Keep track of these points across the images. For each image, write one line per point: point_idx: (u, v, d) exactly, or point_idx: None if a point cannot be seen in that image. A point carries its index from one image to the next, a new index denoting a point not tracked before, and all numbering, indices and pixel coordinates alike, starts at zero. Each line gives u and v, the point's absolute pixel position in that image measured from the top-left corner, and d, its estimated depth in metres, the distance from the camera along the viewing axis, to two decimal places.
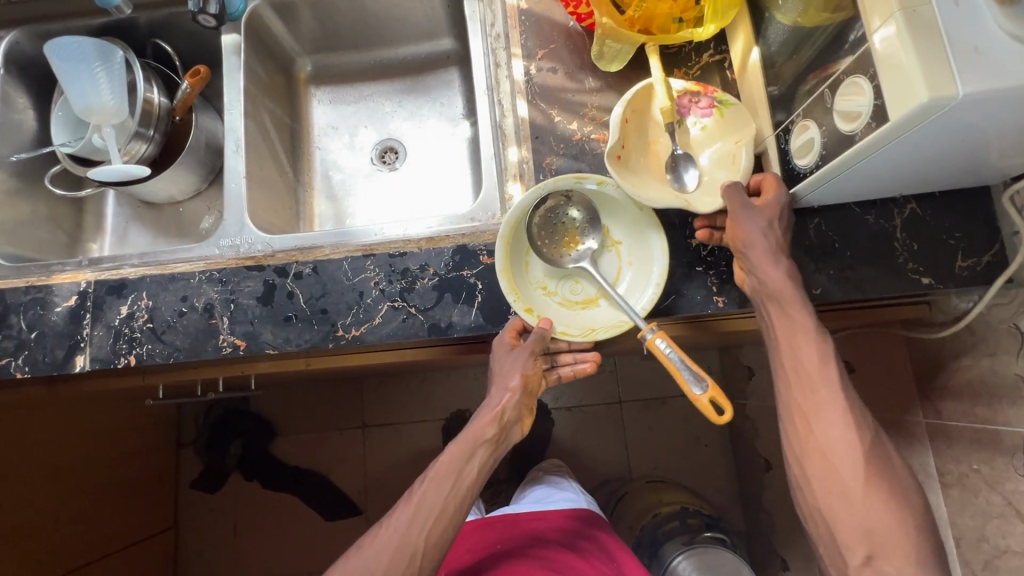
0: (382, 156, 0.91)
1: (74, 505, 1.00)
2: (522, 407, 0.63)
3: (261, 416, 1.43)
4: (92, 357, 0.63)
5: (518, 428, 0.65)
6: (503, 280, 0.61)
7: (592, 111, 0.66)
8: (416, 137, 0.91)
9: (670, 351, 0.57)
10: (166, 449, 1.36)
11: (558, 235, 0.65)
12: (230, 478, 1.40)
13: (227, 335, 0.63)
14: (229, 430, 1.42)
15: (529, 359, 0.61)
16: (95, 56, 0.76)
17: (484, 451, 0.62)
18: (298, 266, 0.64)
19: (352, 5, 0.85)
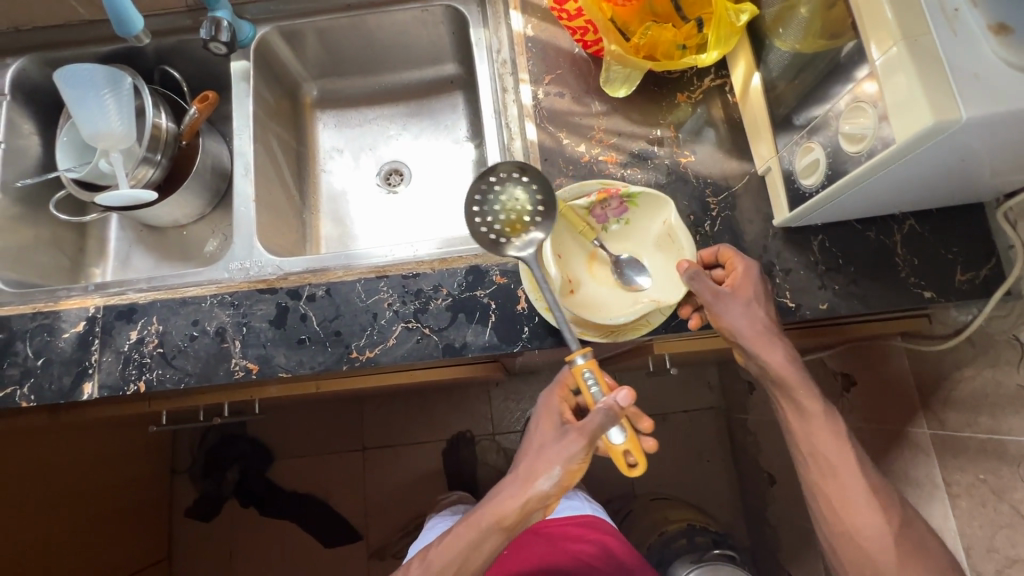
0: (387, 178, 0.92)
1: (73, 537, 0.97)
2: (551, 495, 0.58)
3: (258, 441, 1.40)
4: (101, 384, 0.63)
5: (542, 511, 0.60)
6: (525, 277, 0.62)
7: (599, 134, 0.68)
8: (420, 159, 0.92)
9: (597, 384, 0.54)
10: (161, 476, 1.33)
11: (499, 217, 0.60)
12: (226, 505, 1.37)
13: (239, 359, 0.63)
14: (226, 454, 1.39)
15: (576, 451, 0.55)
16: (103, 83, 0.76)
17: (499, 534, 0.60)
18: (310, 288, 0.64)
19: (358, 32, 0.87)
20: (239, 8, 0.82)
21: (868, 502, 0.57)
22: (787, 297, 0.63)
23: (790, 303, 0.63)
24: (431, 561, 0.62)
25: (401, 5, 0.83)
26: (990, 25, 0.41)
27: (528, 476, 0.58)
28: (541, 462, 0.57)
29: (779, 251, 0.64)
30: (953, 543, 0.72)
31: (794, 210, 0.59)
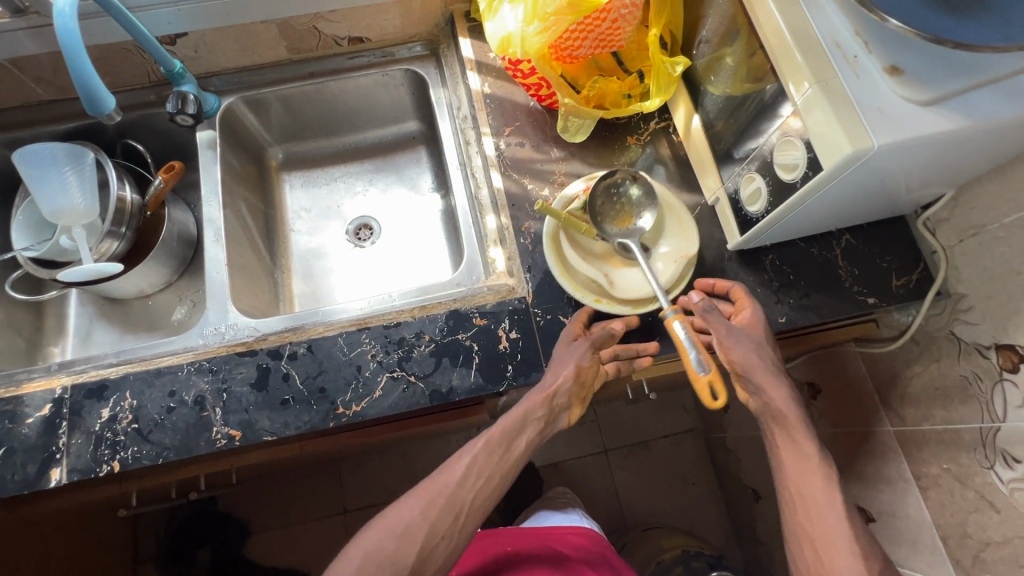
0: (357, 232, 0.94)
1: None
2: (572, 395, 0.61)
3: (231, 517, 1.32)
4: (70, 468, 0.60)
5: (566, 415, 0.62)
6: (564, 282, 0.65)
7: (560, 177, 0.73)
8: (389, 212, 0.95)
9: (687, 335, 0.57)
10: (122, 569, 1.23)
11: (608, 213, 0.67)
12: None
13: (221, 427, 0.61)
14: (195, 536, 1.30)
15: (587, 352, 0.60)
16: (65, 161, 0.77)
17: (532, 430, 0.59)
18: (292, 346, 0.64)
19: (321, 97, 0.90)
20: (204, 82, 0.85)
21: (851, 548, 0.53)
22: None
23: None
24: (467, 468, 0.56)
25: (362, 70, 0.87)
26: (885, 68, 0.48)
27: (549, 377, 0.60)
28: (561, 364, 0.59)
29: (736, 272, 0.69)
30: (931, 534, 0.75)
31: (744, 234, 0.64)
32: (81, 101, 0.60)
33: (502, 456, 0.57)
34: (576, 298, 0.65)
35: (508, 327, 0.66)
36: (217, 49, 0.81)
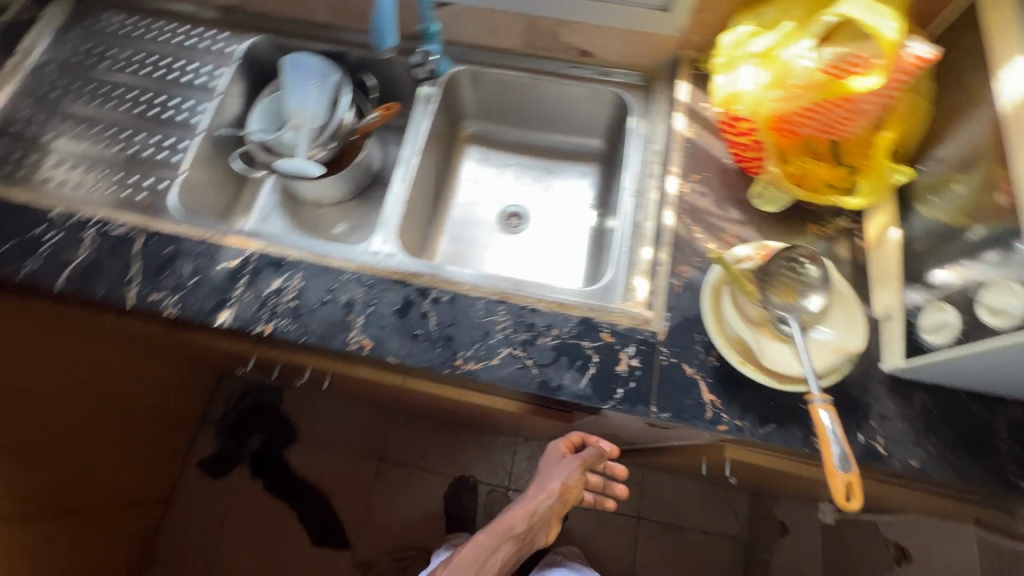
0: (507, 219, 1.00)
1: (74, 430, 1.09)
2: (549, 516, 0.80)
3: (286, 417, 1.54)
4: (235, 315, 0.70)
5: (541, 532, 0.84)
6: (715, 336, 0.67)
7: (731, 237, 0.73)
8: (542, 211, 1.01)
9: (833, 427, 0.56)
10: (190, 421, 1.46)
11: (776, 282, 0.65)
12: (238, 467, 1.50)
13: (358, 333, 0.69)
14: (255, 422, 1.54)
15: (575, 471, 0.78)
16: (316, 74, 0.91)
17: (507, 546, 0.80)
18: (438, 291, 0.71)
19: (529, 92, 0.97)
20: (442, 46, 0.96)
21: None
22: (879, 442, 0.63)
23: (881, 450, 0.63)
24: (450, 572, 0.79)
25: (576, 79, 0.93)
26: None
27: (528, 498, 0.80)
28: (546, 483, 0.79)
29: (881, 395, 0.65)
30: None
31: (909, 360, 0.61)
32: (371, 36, 0.80)
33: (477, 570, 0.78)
34: (723, 355, 0.66)
35: (631, 353, 0.68)
36: (465, 24, 0.91)
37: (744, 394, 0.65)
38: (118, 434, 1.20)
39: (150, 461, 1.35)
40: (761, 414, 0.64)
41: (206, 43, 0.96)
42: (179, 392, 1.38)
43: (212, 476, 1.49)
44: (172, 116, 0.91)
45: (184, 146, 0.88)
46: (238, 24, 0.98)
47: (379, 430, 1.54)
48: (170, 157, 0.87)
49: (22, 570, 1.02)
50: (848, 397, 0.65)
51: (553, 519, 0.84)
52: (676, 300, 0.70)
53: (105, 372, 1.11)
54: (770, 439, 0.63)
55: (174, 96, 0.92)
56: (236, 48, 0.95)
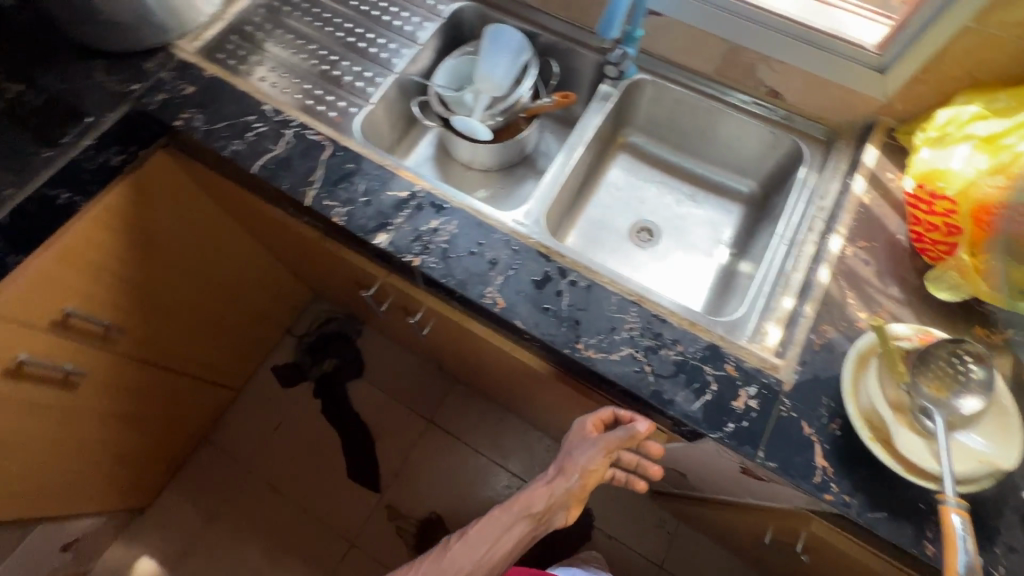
0: (638, 233, 1.03)
1: (199, 299, 1.22)
2: (569, 496, 0.72)
3: (359, 353, 1.64)
4: (391, 240, 0.75)
5: (561, 513, 0.74)
6: (849, 405, 0.63)
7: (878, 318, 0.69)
8: (673, 236, 1.02)
9: (962, 534, 0.53)
10: (276, 326, 1.58)
11: (932, 371, 0.61)
12: (305, 382, 1.60)
13: (494, 291, 0.72)
14: (331, 347, 1.64)
15: (600, 455, 0.70)
16: (512, 50, 0.95)
17: (523, 526, 0.70)
18: (577, 275, 0.73)
19: (703, 117, 0.97)
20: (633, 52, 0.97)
21: None
22: (999, 572, 0.58)
23: None
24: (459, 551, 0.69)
25: (757, 117, 0.91)
26: None
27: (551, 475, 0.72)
28: (570, 461, 0.72)
29: (1014, 526, 0.60)
30: None
31: None
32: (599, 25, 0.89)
33: (487, 550, 0.69)
34: (854, 427, 0.62)
35: (751, 393, 0.66)
36: (666, 36, 0.91)
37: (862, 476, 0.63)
38: (222, 315, 1.32)
39: (237, 349, 1.47)
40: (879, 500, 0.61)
41: None
42: (276, 296, 1.49)
43: (282, 384, 1.60)
44: (375, 54, 0.99)
45: (376, 82, 0.96)
46: None
47: (438, 392, 1.59)
48: (363, 88, 0.95)
49: (120, 404, 1.16)
50: (976, 514, 0.60)
51: (576, 499, 0.75)
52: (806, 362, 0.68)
53: (233, 261, 1.24)
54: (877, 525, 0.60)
55: (381, 37, 1.01)
56: (447, 9, 1.02)
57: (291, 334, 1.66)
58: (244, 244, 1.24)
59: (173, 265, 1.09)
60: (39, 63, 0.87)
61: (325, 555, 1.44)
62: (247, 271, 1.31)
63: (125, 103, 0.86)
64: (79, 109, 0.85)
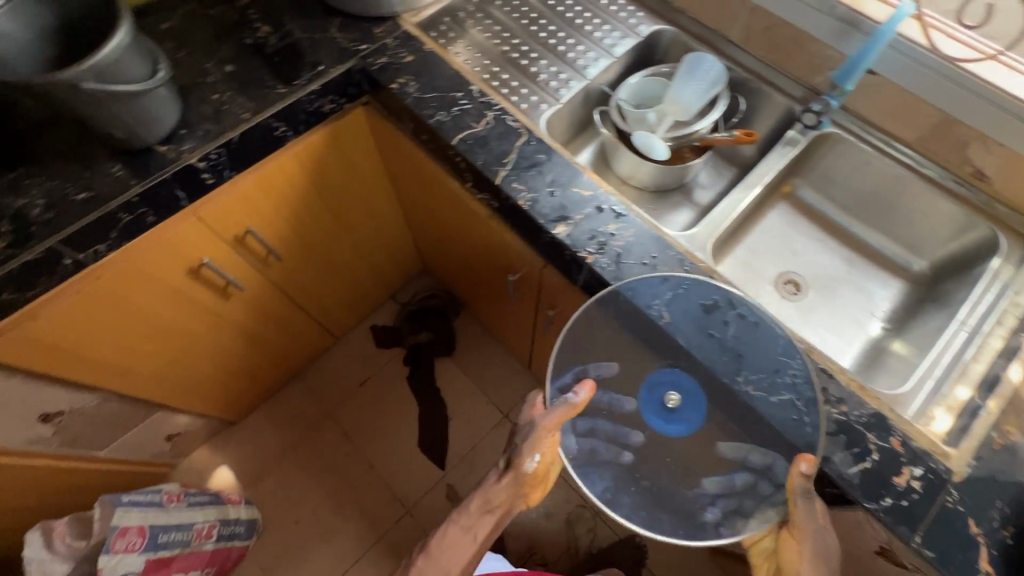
0: (784, 284, 1.01)
1: (339, 245, 1.32)
2: (530, 480, 0.73)
3: (450, 332, 1.69)
4: (569, 234, 0.78)
5: (525, 497, 0.75)
6: None
7: (673, 382, 0.74)
8: (823, 295, 0.99)
9: None
10: (385, 290, 1.67)
11: None
12: (399, 347, 1.68)
13: (660, 305, 0.73)
14: (424, 319, 1.67)
15: (546, 433, 0.70)
16: (706, 80, 0.96)
17: (494, 510, 0.73)
18: (746, 309, 0.72)
19: (888, 184, 0.95)
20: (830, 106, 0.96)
21: None
22: None
23: None
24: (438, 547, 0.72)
25: (953, 196, 0.88)
26: None
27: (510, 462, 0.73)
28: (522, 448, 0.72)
29: None
30: None
31: None
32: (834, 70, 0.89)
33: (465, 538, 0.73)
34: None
35: (916, 474, 0.63)
36: (875, 96, 0.90)
37: (728, 466, 0.68)
38: (349, 265, 1.42)
39: (350, 301, 1.56)
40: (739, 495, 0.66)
41: (624, 14, 1.08)
42: (394, 260, 1.58)
43: (377, 343, 1.68)
44: (571, 58, 1.04)
45: (567, 84, 1.01)
46: (657, 9, 1.07)
47: (518, 391, 1.62)
48: (554, 87, 1.01)
49: (253, 321, 1.26)
50: None
51: (540, 481, 0.75)
52: (647, 415, 0.73)
53: (373, 216, 1.34)
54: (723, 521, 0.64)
55: (580, 43, 1.05)
56: (648, 28, 1.05)
57: (394, 299, 1.74)
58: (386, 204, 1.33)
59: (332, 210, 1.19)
60: (289, 12, 0.98)
61: (381, 514, 1.49)
62: (380, 230, 1.41)
63: (352, 59, 0.93)
64: (315, 56, 0.93)
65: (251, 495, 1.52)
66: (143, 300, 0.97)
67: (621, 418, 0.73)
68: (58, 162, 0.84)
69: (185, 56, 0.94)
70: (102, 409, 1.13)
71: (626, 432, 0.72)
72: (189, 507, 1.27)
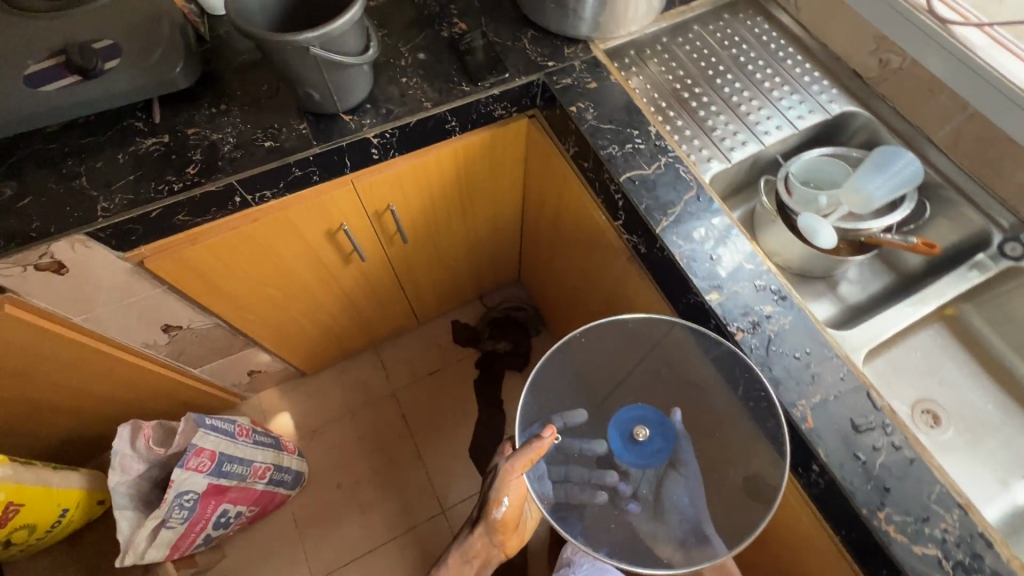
0: (922, 412, 0.91)
1: (455, 239, 1.34)
2: (507, 518, 0.80)
3: (527, 348, 1.67)
4: (721, 303, 0.74)
5: (510, 529, 0.84)
6: None
7: (638, 420, 0.85)
8: (966, 437, 0.89)
9: None
10: (477, 290, 1.69)
11: None
12: (474, 347, 1.69)
13: (806, 407, 0.68)
14: (507, 329, 1.68)
15: (508, 484, 0.75)
16: (897, 180, 0.88)
17: (483, 535, 0.85)
18: (903, 440, 0.66)
19: None
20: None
21: None
22: None
23: None
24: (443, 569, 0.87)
25: None
26: None
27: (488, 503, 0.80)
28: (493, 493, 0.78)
29: None
30: None
31: None
32: None
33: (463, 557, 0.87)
34: None
35: None
36: None
37: (680, 500, 0.78)
38: (456, 259, 1.44)
39: (444, 292, 1.59)
40: (687, 534, 0.74)
41: (816, 87, 1.03)
42: (495, 265, 1.60)
43: (454, 339, 1.70)
44: (751, 118, 1.00)
45: (741, 145, 0.97)
46: (855, 89, 1.01)
47: None
48: (727, 145, 0.97)
49: (359, 288, 1.30)
50: None
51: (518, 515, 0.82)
52: (615, 449, 0.83)
53: (495, 220, 1.35)
54: (674, 553, 0.71)
55: (763, 106, 1.01)
56: (840, 108, 0.99)
57: (481, 301, 1.75)
58: (510, 212, 1.35)
59: (464, 206, 1.21)
60: (486, 15, 1.01)
61: (417, 505, 1.50)
62: (495, 233, 1.42)
63: (537, 73, 0.94)
64: (503, 63, 0.95)
65: (303, 447, 1.57)
66: (281, 247, 1.02)
67: (593, 459, 0.83)
68: (254, 108, 0.90)
69: (384, 36, 0.98)
70: (210, 334, 1.21)
71: (599, 473, 0.81)
72: (253, 445, 1.30)
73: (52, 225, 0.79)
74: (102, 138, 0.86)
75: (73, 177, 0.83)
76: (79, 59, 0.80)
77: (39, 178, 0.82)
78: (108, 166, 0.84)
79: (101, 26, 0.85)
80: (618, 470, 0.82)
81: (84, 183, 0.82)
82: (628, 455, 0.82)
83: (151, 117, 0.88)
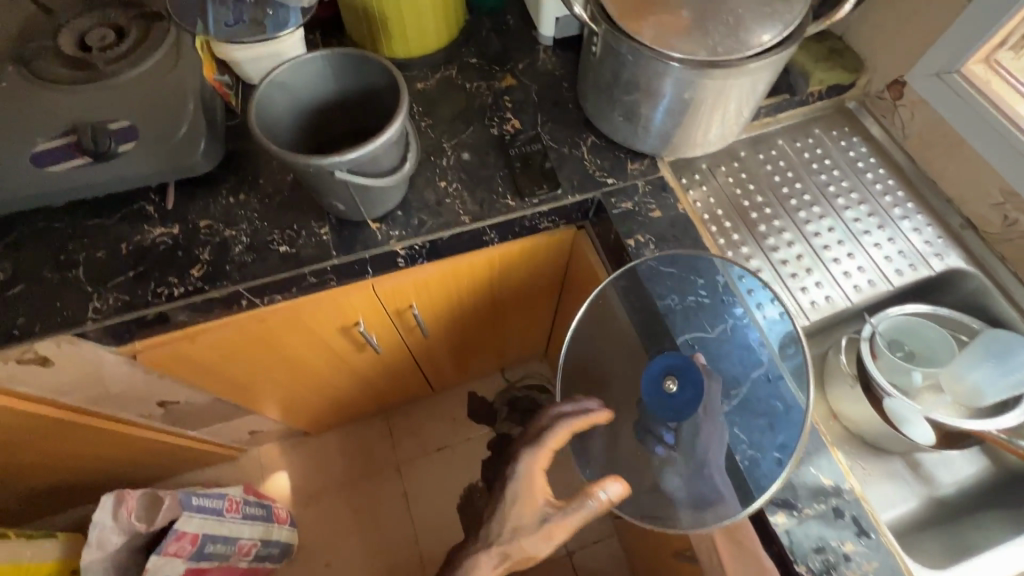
0: None
1: (482, 324, 1.23)
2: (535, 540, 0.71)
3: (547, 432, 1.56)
4: (789, 527, 0.62)
5: None
6: None
7: (667, 369, 0.72)
8: None
9: None
10: (500, 364, 1.57)
11: None
12: (490, 424, 1.58)
13: None
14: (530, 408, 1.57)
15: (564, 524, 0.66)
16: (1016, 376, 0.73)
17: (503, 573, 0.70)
18: None
19: None
20: None
21: None
22: None
23: None
24: None
25: None
26: None
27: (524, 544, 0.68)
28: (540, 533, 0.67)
29: None
30: None
31: None
32: None
33: None
34: None
35: None
36: None
37: (711, 454, 0.67)
38: (481, 339, 1.33)
39: (465, 367, 1.48)
40: (700, 490, 0.66)
41: (918, 233, 0.88)
42: (523, 343, 1.48)
43: (468, 412, 1.59)
44: (835, 263, 0.86)
45: (825, 301, 0.84)
46: (963, 240, 0.86)
47: None
48: (809, 298, 0.84)
49: (373, 368, 1.21)
50: None
51: None
52: (643, 394, 0.73)
53: (527, 307, 1.23)
54: (683, 509, 0.66)
55: (851, 249, 0.87)
56: (946, 265, 0.85)
57: (502, 373, 1.63)
58: (545, 301, 1.22)
59: (495, 300, 1.10)
60: (543, 111, 0.90)
61: None
62: (526, 317, 1.30)
63: (593, 190, 0.83)
64: (556, 174, 0.84)
65: (296, 511, 1.49)
66: (291, 341, 0.93)
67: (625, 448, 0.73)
68: (275, 201, 0.81)
69: (427, 126, 0.88)
70: (209, 406, 1.13)
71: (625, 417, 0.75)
72: (241, 521, 1.23)
73: (38, 323, 0.72)
74: (109, 220, 0.79)
75: (69, 266, 0.75)
76: (91, 141, 0.73)
77: (34, 264, 0.75)
78: (109, 257, 0.76)
79: (117, 101, 0.77)
80: (641, 416, 0.73)
81: (80, 275, 0.75)
82: (650, 404, 0.72)
83: (164, 201, 0.80)
